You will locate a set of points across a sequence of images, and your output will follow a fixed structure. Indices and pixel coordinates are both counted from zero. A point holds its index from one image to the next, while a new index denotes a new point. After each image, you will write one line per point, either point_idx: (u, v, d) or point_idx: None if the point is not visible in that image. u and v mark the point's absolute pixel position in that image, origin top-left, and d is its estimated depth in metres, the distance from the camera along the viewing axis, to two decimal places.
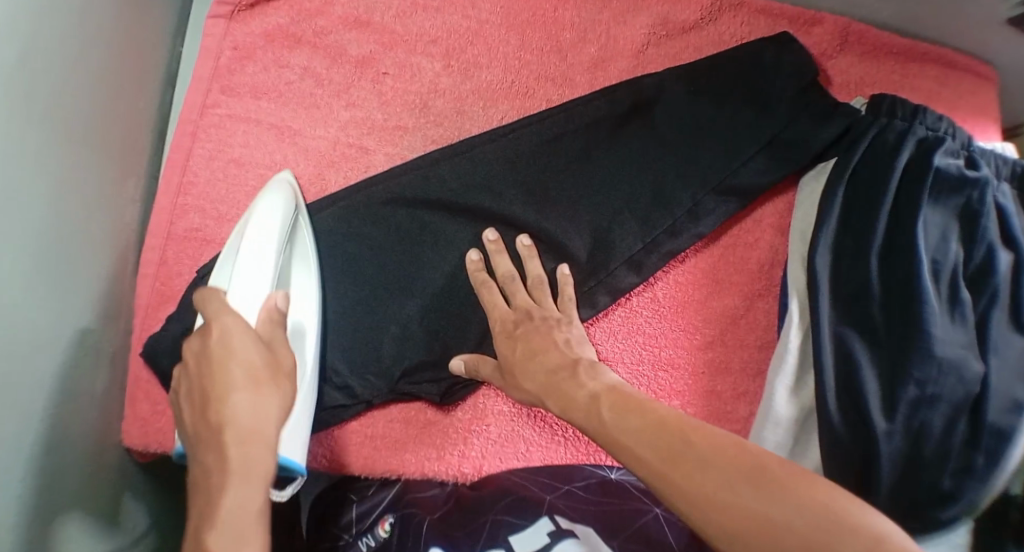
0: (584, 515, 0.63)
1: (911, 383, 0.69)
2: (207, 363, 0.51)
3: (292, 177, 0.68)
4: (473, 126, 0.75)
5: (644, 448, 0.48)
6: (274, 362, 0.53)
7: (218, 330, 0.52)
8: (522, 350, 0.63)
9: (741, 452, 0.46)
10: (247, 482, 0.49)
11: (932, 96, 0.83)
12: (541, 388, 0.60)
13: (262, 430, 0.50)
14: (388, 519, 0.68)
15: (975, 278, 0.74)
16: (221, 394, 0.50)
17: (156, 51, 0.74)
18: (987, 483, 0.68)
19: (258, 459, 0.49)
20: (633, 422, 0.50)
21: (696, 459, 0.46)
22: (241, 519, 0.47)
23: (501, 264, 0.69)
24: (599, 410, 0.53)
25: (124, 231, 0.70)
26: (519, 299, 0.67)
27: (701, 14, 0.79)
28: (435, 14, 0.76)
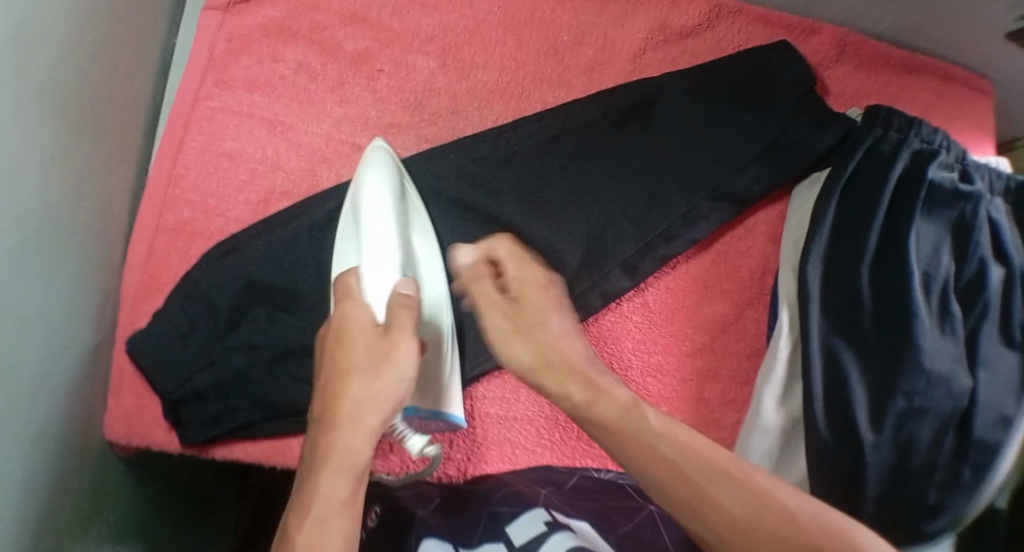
0: (580, 511, 0.63)
1: (899, 395, 0.69)
2: (326, 354, 0.54)
3: (384, 144, 0.68)
4: (468, 125, 0.74)
5: (683, 458, 0.46)
6: (392, 348, 0.53)
7: (337, 321, 0.56)
8: (514, 318, 0.59)
9: (798, 512, 0.43)
10: (338, 470, 0.48)
11: (929, 109, 0.83)
12: (534, 366, 0.56)
13: (366, 418, 0.50)
14: (376, 509, 0.67)
15: (966, 292, 0.74)
16: (340, 374, 0.52)
17: (151, 40, 0.73)
18: (973, 496, 0.68)
19: (351, 448, 0.49)
20: (675, 454, 0.47)
21: (746, 509, 0.44)
22: (325, 503, 0.46)
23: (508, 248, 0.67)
24: (636, 430, 0.49)
25: (112, 221, 0.69)
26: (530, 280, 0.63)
27: (698, 20, 0.79)
28: (432, 13, 0.76)
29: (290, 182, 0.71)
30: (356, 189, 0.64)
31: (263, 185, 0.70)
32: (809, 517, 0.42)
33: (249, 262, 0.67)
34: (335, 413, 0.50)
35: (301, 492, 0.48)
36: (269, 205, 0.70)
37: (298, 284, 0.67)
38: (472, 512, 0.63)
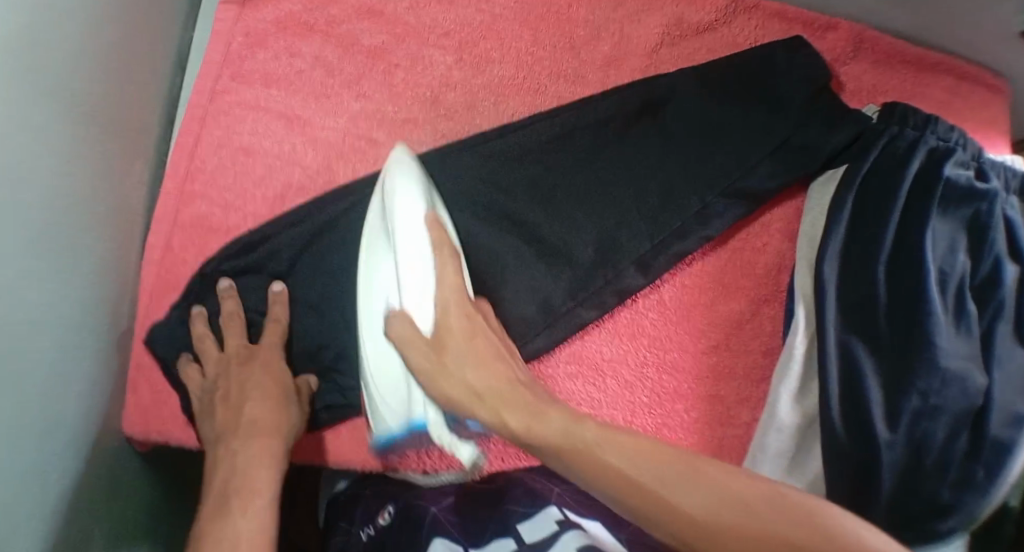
0: (592, 511, 0.64)
1: (914, 393, 0.69)
2: (247, 371, 0.63)
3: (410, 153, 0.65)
4: (484, 121, 0.74)
5: (633, 462, 0.46)
6: (281, 401, 0.62)
7: (262, 346, 0.64)
8: (427, 355, 0.57)
9: (759, 497, 0.43)
10: (248, 472, 0.57)
11: (945, 106, 0.82)
12: (466, 399, 0.55)
13: (265, 448, 0.58)
14: (389, 508, 0.69)
15: (981, 290, 0.74)
16: (241, 427, 0.60)
17: (167, 33, 0.73)
18: (986, 496, 0.68)
19: (259, 460, 0.57)
20: (627, 466, 0.46)
21: (708, 507, 0.43)
22: (230, 533, 0.51)
23: (431, 223, 0.62)
24: (581, 448, 0.48)
25: (130, 216, 0.69)
26: (444, 292, 0.59)
27: (715, 16, 0.79)
28: (448, 7, 0.75)
29: (306, 177, 0.71)
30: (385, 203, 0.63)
31: (280, 180, 0.70)
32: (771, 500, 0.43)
33: (268, 259, 0.67)
34: (240, 457, 0.58)
35: (212, 521, 0.53)
36: (286, 200, 0.70)
37: (316, 280, 0.67)
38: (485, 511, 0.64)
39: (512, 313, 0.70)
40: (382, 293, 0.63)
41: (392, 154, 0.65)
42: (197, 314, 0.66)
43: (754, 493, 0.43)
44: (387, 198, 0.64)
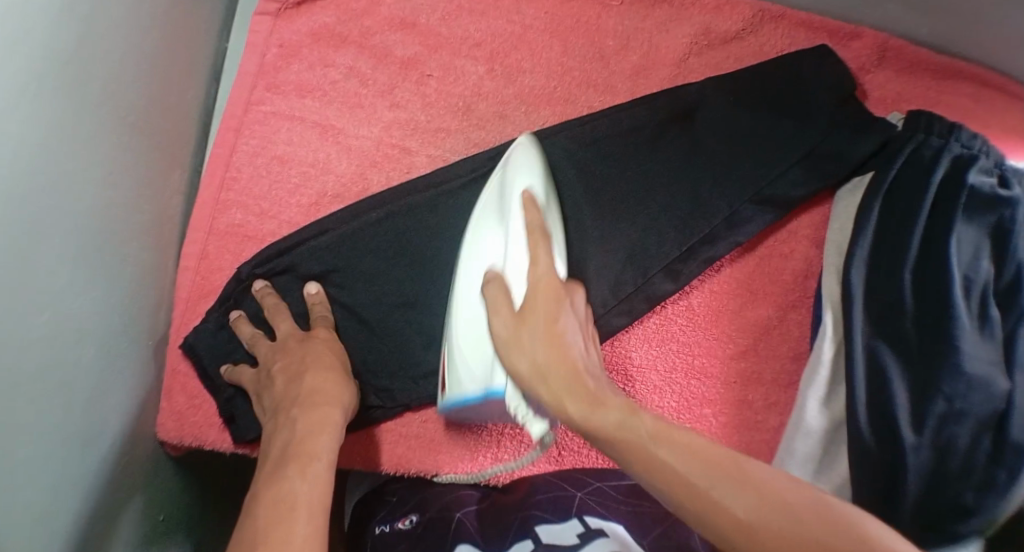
0: (615, 515, 0.63)
1: (939, 397, 0.70)
2: (305, 350, 0.62)
3: (540, 148, 0.68)
4: (515, 130, 0.75)
5: (686, 461, 0.43)
6: (340, 381, 0.59)
7: (320, 334, 0.65)
8: (512, 322, 0.54)
9: (812, 513, 0.40)
10: (311, 435, 0.53)
11: (971, 114, 0.82)
12: (530, 375, 0.52)
13: (330, 416, 0.55)
14: (411, 516, 0.68)
15: (1005, 295, 0.74)
16: (302, 398, 0.57)
17: (204, 44, 0.74)
18: (1009, 498, 0.67)
19: (324, 425, 0.54)
20: (679, 463, 0.43)
21: (754, 517, 0.41)
22: (290, 496, 0.47)
23: (526, 201, 0.62)
24: (633, 440, 0.46)
25: (168, 224, 0.70)
26: (537, 265, 0.56)
27: (742, 25, 0.80)
28: (480, 18, 0.76)
29: (341, 186, 0.71)
30: (503, 177, 0.66)
31: (315, 189, 0.71)
32: (822, 516, 0.40)
33: (306, 266, 0.68)
34: (299, 425, 0.54)
35: (269, 484, 0.48)
36: (321, 208, 0.71)
37: (357, 285, 0.69)
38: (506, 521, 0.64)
39: None
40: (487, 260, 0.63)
41: (518, 141, 0.69)
42: (239, 317, 0.67)
43: (804, 508, 0.41)
44: (503, 178, 0.66)
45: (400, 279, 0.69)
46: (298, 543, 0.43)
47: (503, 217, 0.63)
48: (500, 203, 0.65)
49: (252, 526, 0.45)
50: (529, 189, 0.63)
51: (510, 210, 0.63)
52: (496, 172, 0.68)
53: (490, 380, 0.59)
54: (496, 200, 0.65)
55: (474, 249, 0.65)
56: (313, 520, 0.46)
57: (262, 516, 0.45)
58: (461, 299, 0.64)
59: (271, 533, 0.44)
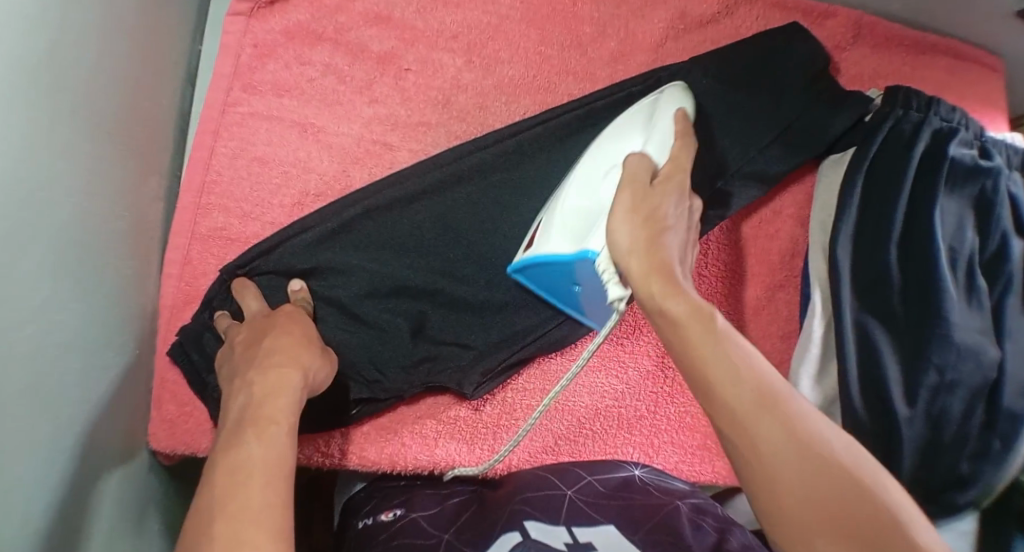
0: (603, 513, 0.62)
1: (931, 368, 0.71)
2: (268, 321, 0.61)
3: (690, 93, 0.68)
4: (496, 121, 0.74)
5: (742, 376, 0.46)
6: (300, 345, 0.59)
7: (289, 307, 0.64)
8: (640, 198, 0.55)
9: (831, 456, 0.43)
10: (267, 397, 0.52)
11: (945, 86, 0.85)
12: (639, 271, 0.51)
13: (289, 377, 0.54)
14: (396, 509, 0.67)
15: (991, 264, 0.76)
16: (257, 360, 0.56)
17: (175, 47, 0.73)
18: (1002, 468, 0.70)
19: (283, 386, 0.53)
20: (739, 369, 0.46)
21: (780, 453, 0.43)
22: (247, 458, 0.46)
23: (679, 115, 0.63)
24: (697, 336, 0.48)
25: (147, 232, 0.69)
26: (680, 170, 0.58)
27: (718, 8, 0.79)
28: (456, 10, 0.75)
29: (323, 184, 0.71)
30: (660, 98, 0.67)
31: (297, 188, 0.70)
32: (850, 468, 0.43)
33: (286, 265, 0.67)
34: (256, 387, 0.53)
35: (225, 448, 0.47)
36: (304, 207, 0.70)
37: (339, 283, 0.68)
38: (491, 524, 0.61)
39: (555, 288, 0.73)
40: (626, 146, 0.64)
41: (673, 84, 0.70)
42: (221, 316, 0.66)
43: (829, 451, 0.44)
44: (656, 103, 0.67)
45: (382, 275, 0.69)
46: (256, 511, 0.43)
47: (649, 127, 0.64)
48: (649, 116, 0.65)
49: (207, 495, 0.44)
50: (686, 106, 0.65)
51: (660, 119, 0.64)
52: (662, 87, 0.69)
53: (586, 243, 0.61)
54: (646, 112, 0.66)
55: (603, 148, 0.66)
56: (271, 485, 0.45)
57: (219, 480, 0.45)
58: (575, 186, 0.65)
59: (228, 499, 0.43)
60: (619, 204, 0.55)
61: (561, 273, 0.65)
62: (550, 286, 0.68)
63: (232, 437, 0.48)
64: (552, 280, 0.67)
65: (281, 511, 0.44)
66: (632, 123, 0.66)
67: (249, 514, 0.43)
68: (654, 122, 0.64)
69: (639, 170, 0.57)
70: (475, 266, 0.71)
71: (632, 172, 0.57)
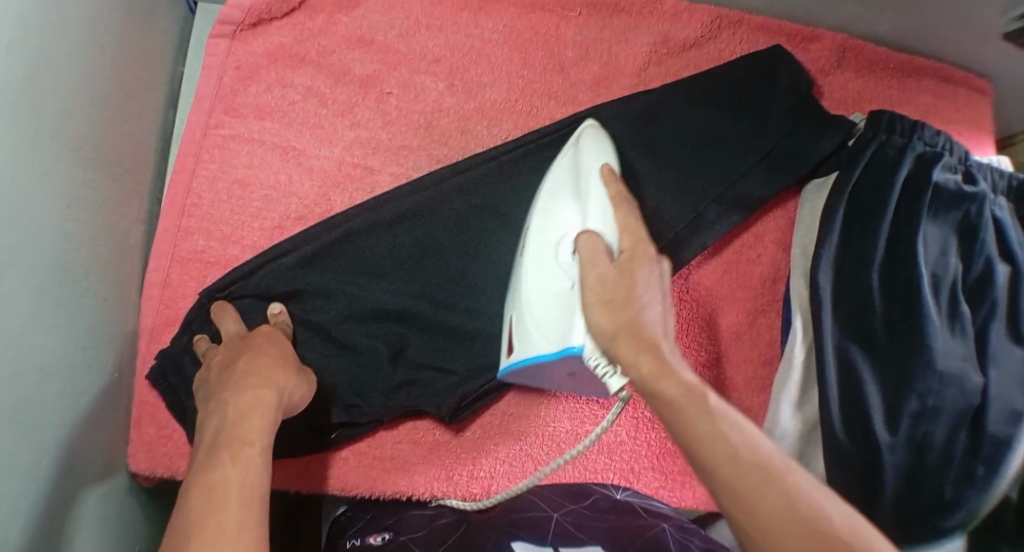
0: (589, 534, 0.64)
1: (913, 396, 0.70)
2: (244, 343, 0.60)
3: (609, 153, 0.65)
4: (477, 145, 0.74)
5: (740, 454, 0.45)
6: (277, 364, 0.58)
7: (266, 328, 0.63)
8: (605, 283, 0.54)
9: (841, 534, 0.42)
10: (242, 419, 0.51)
11: (930, 109, 0.85)
12: (625, 355, 0.51)
13: (265, 397, 0.53)
14: (383, 533, 0.66)
15: (975, 289, 0.75)
16: (232, 380, 0.55)
17: (158, 70, 0.73)
18: (988, 492, 0.70)
19: (259, 407, 0.52)
20: (736, 447, 0.46)
21: (785, 531, 0.43)
22: (221, 484, 0.46)
23: (606, 173, 0.61)
24: (691, 415, 0.47)
25: (128, 254, 0.69)
26: (636, 235, 0.57)
27: (701, 32, 0.80)
28: (438, 34, 0.75)
29: (304, 208, 0.71)
30: (575, 160, 0.65)
31: (278, 211, 0.71)
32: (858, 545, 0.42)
33: (265, 287, 0.67)
34: (230, 409, 0.52)
35: (199, 473, 0.47)
36: (284, 230, 0.70)
37: (318, 307, 0.68)
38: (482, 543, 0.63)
39: None
40: (564, 220, 0.61)
41: (586, 124, 0.70)
42: (199, 340, 0.65)
43: (838, 529, 0.43)
44: (577, 155, 0.66)
45: (361, 298, 0.69)
46: (230, 537, 0.43)
47: (579, 192, 0.62)
48: (575, 179, 0.63)
49: (183, 522, 0.44)
50: (609, 163, 0.62)
51: (590, 181, 0.61)
52: (566, 149, 0.68)
53: (566, 338, 0.57)
54: (572, 180, 0.64)
55: (542, 219, 0.63)
56: (247, 512, 0.45)
57: (193, 508, 0.44)
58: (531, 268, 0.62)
59: (201, 528, 0.43)
60: (587, 297, 0.54)
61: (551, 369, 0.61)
62: (541, 378, 0.65)
63: (207, 462, 0.48)
64: (542, 374, 0.63)
65: (256, 537, 0.44)
66: (561, 195, 0.63)
67: (223, 541, 0.42)
68: (580, 189, 0.62)
69: (597, 247, 0.56)
70: (455, 289, 0.71)
71: (591, 255, 0.55)
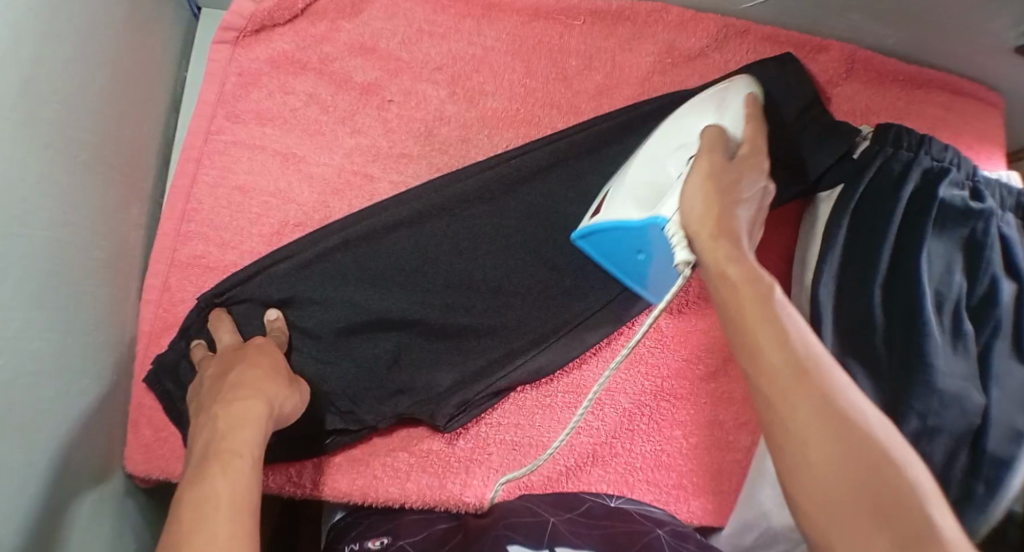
0: (587, 538, 0.62)
1: (912, 415, 0.70)
2: (237, 355, 0.61)
3: (755, 85, 0.68)
4: (478, 153, 0.74)
5: (786, 349, 0.46)
6: (267, 376, 0.58)
7: (258, 341, 0.63)
8: (714, 167, 0.56)
9: (869, 443, 0.43)
10: (233, 428, 0.51)
11: (938, 123, 0.84)
12: (706, 229, 0.53)
13: (255, 408, 0.54)
14: (383, 537, 0.65)
15: (979, 308, 0.74)
16: (223, 393, 0.55)
17: (161, 74, 0.73)
18: (987, 511, 0.68)
19: (250, 417, 0.53)
20: (784, 339, 0.46)
21: (814, 431, 0.43)
22: (212, 493, 0.46)
23: (749, 100, 0.64)
24: (746, 301, 0.48)
25: (127, 258, 0.69)
26: (758, 151, 0.59)
27: (706, 41, 0.79)
28: (440, 41, 0.75)
29: (302, 214, 0.71)
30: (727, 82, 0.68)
31: (276, 218, 0.71)
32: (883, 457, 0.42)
33: (263, 293, 0.67)
34: (220, 420, 0.52)
35: (190, 483, 0.47)
36: (283, 236, 0.70)
37: (314, 312, 0.68)
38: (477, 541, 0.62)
39: (536, 318, 0.73)
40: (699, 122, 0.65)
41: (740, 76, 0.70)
42: (197, 345, 0.66)
43: (867, 431, 0.43)
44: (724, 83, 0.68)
45: (359, 303, 0.69)
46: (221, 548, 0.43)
47: (722, 106, 0.64)
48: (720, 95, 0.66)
49: (174, 532, 0.44)
50: (755, 91, 0.65)
51: (733, 102, 0.64)
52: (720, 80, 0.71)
53: (657, 209, 0.61)
54: (716, 93, 0.66)
55: (674, 120, 0.67)
56: (236, 521, 0.45)
57: (184, 519, 0.44)
58: (645, 156, 0.67)
59: (192, 539, 0.43)
60: (694, 172, 0.57)
61: (629, 239, 0.65)
62: (610, 252, 0.70)
63: (197, 471, 0.48)
64: (615, 246, 0.68)
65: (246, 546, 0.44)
66: (701, 104, 0.66)
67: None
68: (727, 104, 0.64)
69: (717, 144, 0.58)
70: (454, 295, 0.71)
71: (712, 145, 0.58)
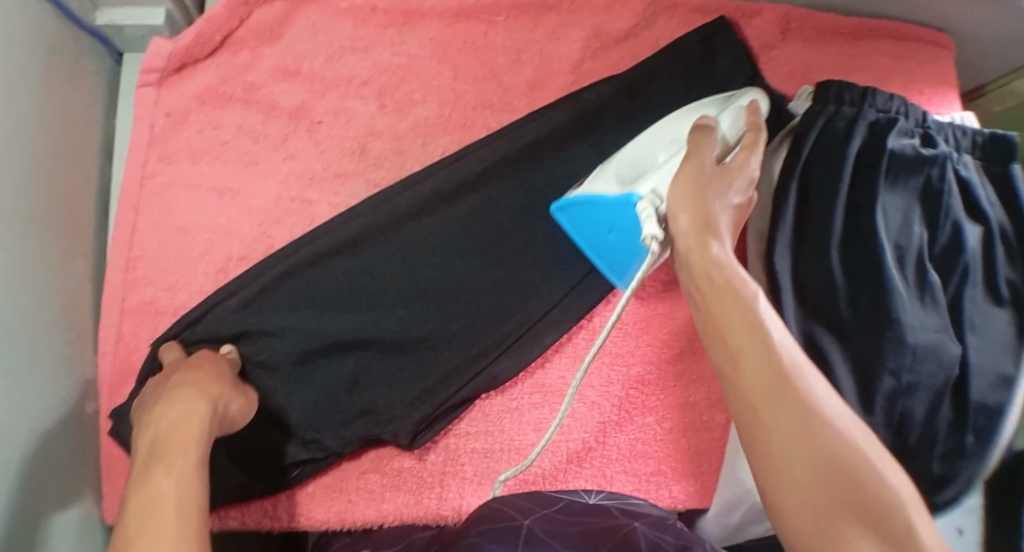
0: (563, 540, 0.61)
1: (886, 374, 0.68)
2: (180, 363, 0.61)
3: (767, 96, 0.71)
4: (415, 163, 0.74)
5: (761, 358, 0.48)
6: (209, 376, 0.59)
7: (201, 351, 0.64)
8: (699, 170, 0.57)
9: (839, 448, 0.45)
10: (177, 427, 0.52)
11: (886, 72, 0.82)
12: (693, 230, 0.54)
13: (199, 406, 0.54)
14: None
15: (945, 256, 0.73)
16: (165, 395, 0.55)
17: (91, 125, 0.74)
18: (982, 461, 0.68)
19: (194, 415, 0.53)
20: (758, 348, 0.48)
21: (788, 436, 0.46)
22: (159, 490, 0.46)
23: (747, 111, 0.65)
24: (724, 310, 0.51)
25: (76, 313, 0.69)
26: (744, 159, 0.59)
27: (633, 22, 0.78)
28: (364, 55, 0.75)
29: (246, 247, 0.71)
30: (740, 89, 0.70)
31: (220, 253, 0.70)
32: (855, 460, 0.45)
33: (214, 332, 0.66)
34: (164, 422, 0.53)
35: (135, 484, 0.47)
36: (228, 272, 0.70)
37: (266, 344, 0.68)
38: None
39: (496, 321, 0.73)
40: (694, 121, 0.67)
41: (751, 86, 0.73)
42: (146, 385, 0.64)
43: (835, 432, 0.45)
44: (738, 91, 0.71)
45: (309, 329, 0.68)
46: (170, 537, 0.43)
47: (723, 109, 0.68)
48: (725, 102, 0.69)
49: (122, 529, 0.44)
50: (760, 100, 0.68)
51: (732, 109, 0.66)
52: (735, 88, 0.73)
53: (633, 189, 0.64)
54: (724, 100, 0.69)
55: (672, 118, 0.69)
56: (185, 514, 0.45)
57: (132, 516, 0.44)
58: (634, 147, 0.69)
59: (141, 532, 0.43)
60: (684, 170, 0.57)
61: (600, 213, 0.66)
62: (583, 227, 0.70)
63: (142, 472, 0.48)
64: (591, 220, 0.68)
65: (197, 534, 0.44)
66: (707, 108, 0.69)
67: (163, 541, 0.43)
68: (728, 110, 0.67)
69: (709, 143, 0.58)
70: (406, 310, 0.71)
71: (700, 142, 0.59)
